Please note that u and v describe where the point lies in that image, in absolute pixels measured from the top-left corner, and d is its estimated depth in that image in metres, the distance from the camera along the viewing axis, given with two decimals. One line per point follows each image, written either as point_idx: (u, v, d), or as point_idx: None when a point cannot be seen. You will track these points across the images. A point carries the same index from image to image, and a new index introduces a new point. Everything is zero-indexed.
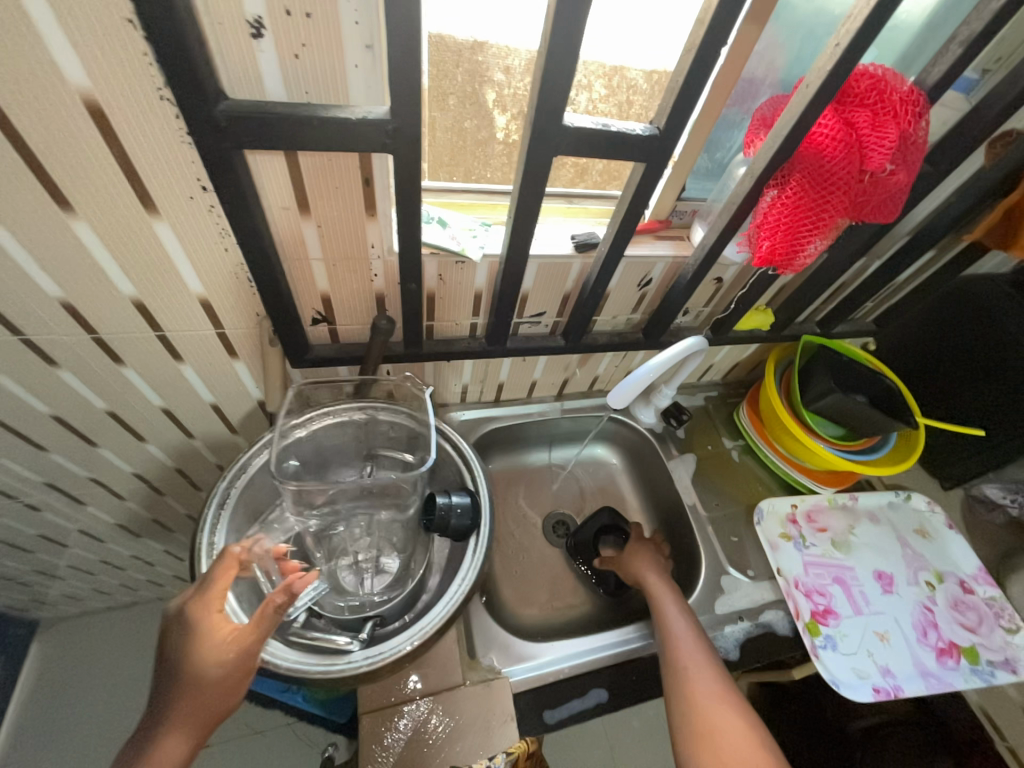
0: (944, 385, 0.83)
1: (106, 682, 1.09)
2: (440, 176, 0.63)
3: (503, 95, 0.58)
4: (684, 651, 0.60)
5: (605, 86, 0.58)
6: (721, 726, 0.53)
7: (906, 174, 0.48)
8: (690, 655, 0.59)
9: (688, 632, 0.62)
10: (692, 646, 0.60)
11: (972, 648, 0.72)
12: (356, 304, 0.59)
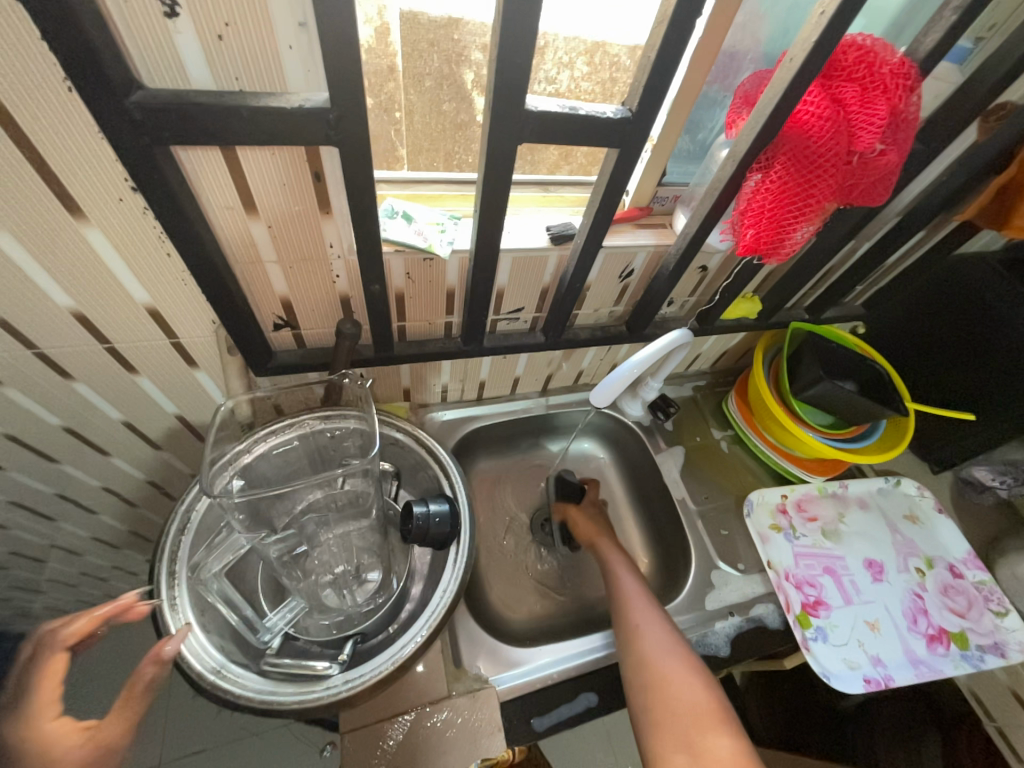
0: (934, 369, 0.81)
1: None
2: (421, 163, 0.59)
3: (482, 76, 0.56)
4: (637, 612, 0.64)
5: (588, 63, 0.54)
6: (671, 677, 0.57)
7: (897, 153, 0.45)
8: (642, 616, 0.64)
9: (642, 596, 0.67)
10: (645, 607, 0.65)
11: (962, 633, 0.72)
12: (320, 307, 0.56)
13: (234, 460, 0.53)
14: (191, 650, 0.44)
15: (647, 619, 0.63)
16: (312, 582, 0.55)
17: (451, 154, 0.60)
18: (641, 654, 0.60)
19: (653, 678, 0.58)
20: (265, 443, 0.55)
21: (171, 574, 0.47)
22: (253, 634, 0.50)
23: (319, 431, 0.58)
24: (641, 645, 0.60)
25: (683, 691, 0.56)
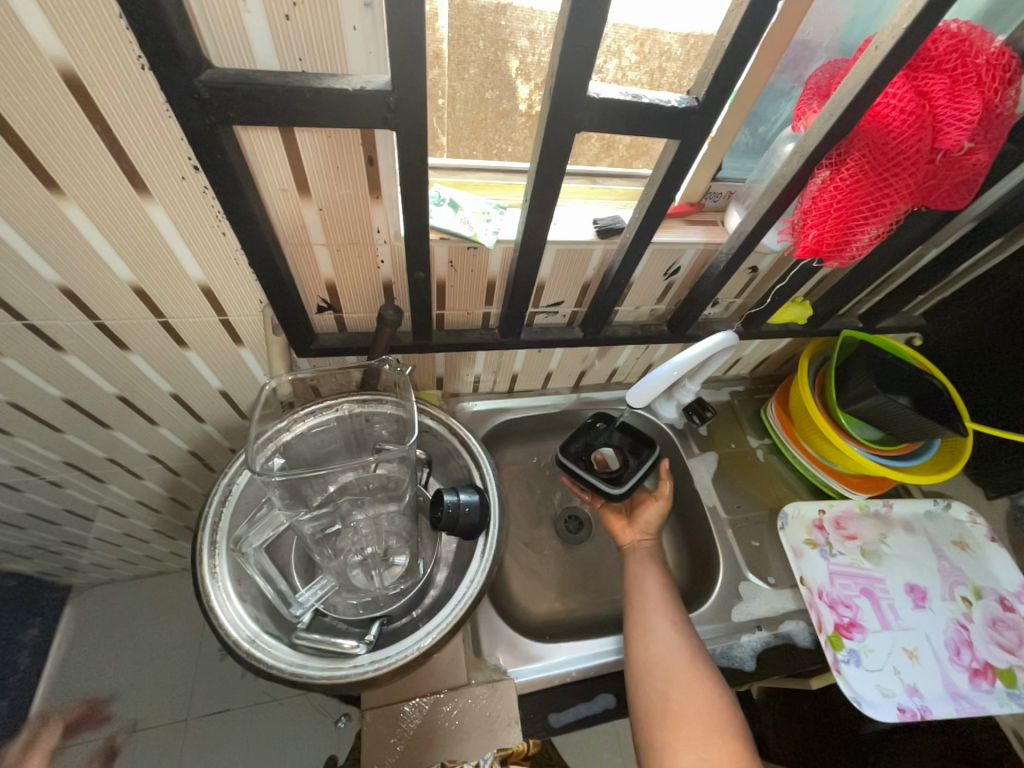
0: (1000, 387, 0.76)
1: None
2: (460, 151, 0.58)
3: (526, 63, 0.51)
4: (657, 606, 0.64)
5: (636, 53, 0.52)
6: (689, 675, 0.57)
7: (986, 152, 0.41)
8: (662, 610, 0.63)
9: (662, 590, 0.66)
10: (665, 602, 0.64)
11: (1010, 670, 0.67)
12: (363, 292, 0.56)
13: (274, 438, 0.55)
14: (228, 617, 0.45)
15: (668, 615, 0.62)
16: (342, 561, 0.56)
17: (491, 144, 0.58)
18: (658, 648, 0.59)
19: (669, 673, 0.57)
20: (304, 423, 0.57)
21: (213, 543, 0.48)
22: (285, 607, 0.51)
23: (356, 414, 0.59)
24: (660, 639, 0.60)
25: (699, 690, 0.56)
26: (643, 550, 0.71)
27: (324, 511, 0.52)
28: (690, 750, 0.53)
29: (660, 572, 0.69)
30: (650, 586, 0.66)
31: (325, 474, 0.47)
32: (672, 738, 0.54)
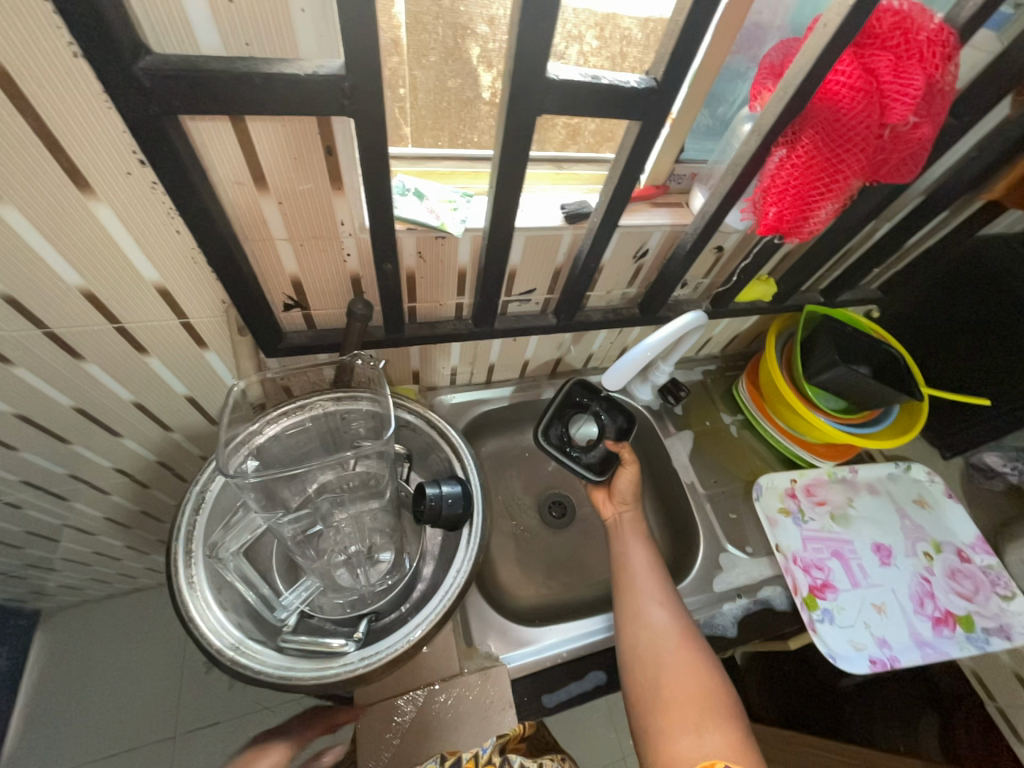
0: (952, 352, 0.80)
1: (100, 680, 1.03)
2: (425, 141, 0.57)
3: (487, 50, 0.51)
4: (647, 591, 0.64)
5: (597, 37, 0.51)
6: (679, 660, 0.58)
7: (930, 127, 0.43)
8: (651, 595, 0.64)
9: (652, 573, 0.66)
10: (655, 586, 0.65)
11: (968, 617, 0.72)
12: (330, 287, 0.55)
13: (248, 441, 0.53)
14: (209, 627, 0.44)
15: (658, 600, 0.63)
16: (328, 563, 0.56)
17: (456, 133, 0.57)
18: (649, 634, 0.60)
19: (660, 660, 0.58)
20: (278, 425, 0.55)
21: (187, 553, 0.47)
22: (269, 611, 0.51)
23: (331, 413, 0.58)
24: (651, 625, 0.61)
25: (690, 675, 0.58)
26: (630, 531, 0.72)
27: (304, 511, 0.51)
28: (684, 737, 0.54)
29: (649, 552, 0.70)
30: (639, 570, 0.67)
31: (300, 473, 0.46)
32: (667, 723, 0.55)
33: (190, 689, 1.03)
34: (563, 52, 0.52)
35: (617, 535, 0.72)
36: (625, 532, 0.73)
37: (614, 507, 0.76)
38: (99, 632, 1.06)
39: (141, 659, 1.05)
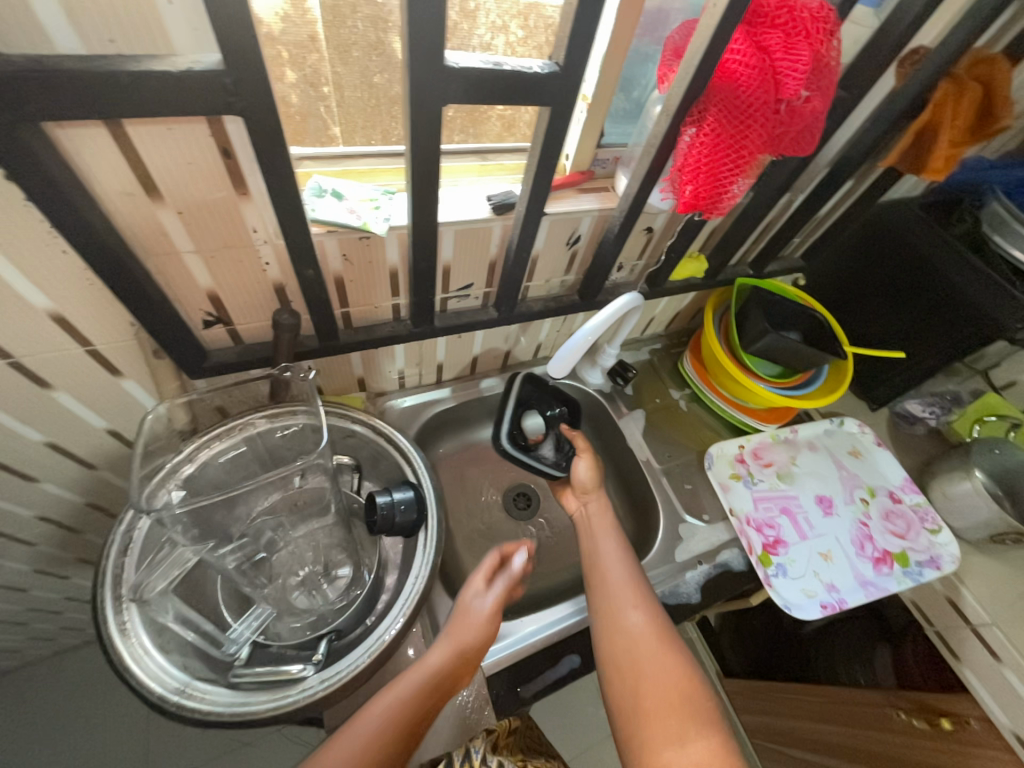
0: (869, 311, 0.86)
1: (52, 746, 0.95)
2: (358, 141, 0.53)
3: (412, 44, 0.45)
4: (621, 594, 0.64)
5: (522, 27, 0.49)
6: (657, 666, 0.58)
7: (821, 100, 0.46)
8: (627, 598, 0.63)
9: (625, 574, 0.66)
10: (629, 587, 0.65)
11: (903, 553, 0.78)
12: (253, 299, 0.52)
13: (174, 474, 0.50)
14: (149, 673, 0.41)
15: (633, 603, 0.63)
16: (281, 587, 0.53)
17: (390, 130, 0.53)
18: (625, 641, 0.60)
19: (638, 667, 0.58)
20: (210, 451, 0.53)
21: (117, 600, 0.43)
22: (217, 648, 0.48)
23: (266, 433, 0.55)
24: (627, 631, 0.60)
25: (669, 680, 0.57)
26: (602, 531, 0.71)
27: (248, 535, 0.49)
28: (667, 747, 0.53)
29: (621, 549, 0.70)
30: (613, 572, 0.66)
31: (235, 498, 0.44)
32: (648, 734, 0.54)
33: (159, 738, 0.97)
34: (490, 44, 0.50)
35: (587, 531, 0.72)
36: (592, 526, 0.73)
37: (578, 501, 0.77)
38: (45, 695, 0.97)
39: (96, 716, 0.97)
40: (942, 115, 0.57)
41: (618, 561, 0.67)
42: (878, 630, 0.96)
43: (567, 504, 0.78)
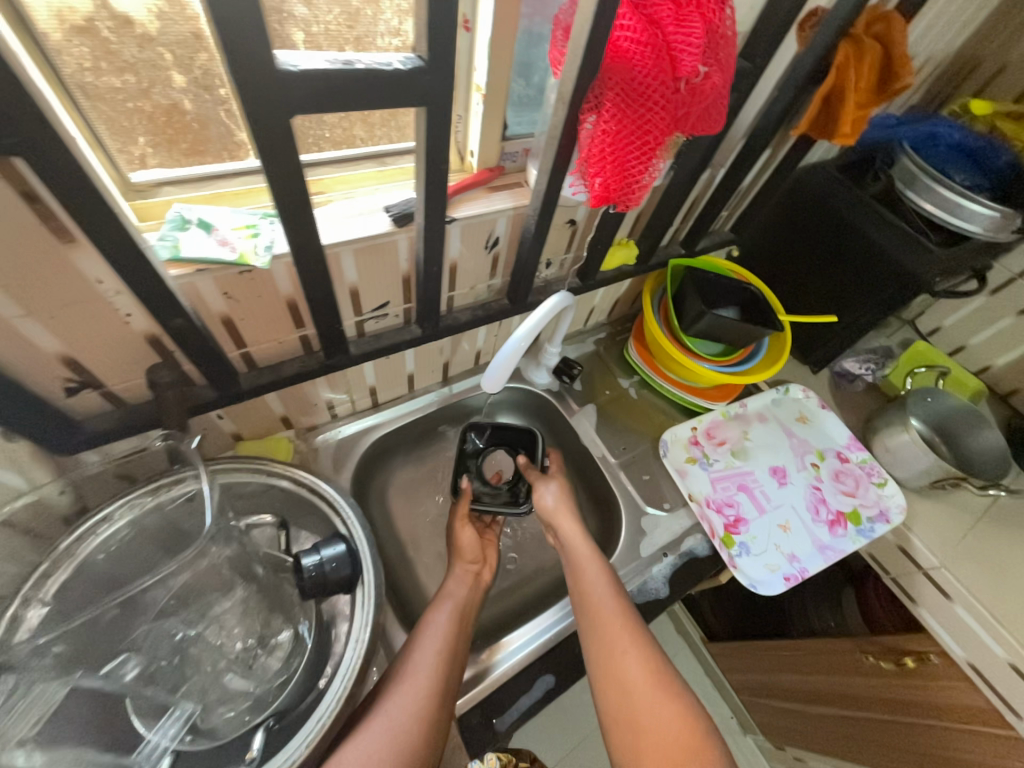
0: (800, 278, 0.86)
1: None
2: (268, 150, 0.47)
3: (314, 35, 0.40)
4: (612, 629, 0.59)
5: None
6: (657, 714, 0.53)
7: (720, 74, 0.42)
8: (618, 636, 0.58)
9: (613, 604, 0.61)
10: (619, 621, 0.60)
11: (855, 511, 0.80)
12: (122, 356, 0.45)
13: (40, 588, 0.41)
14: None
15: (626, 642, 0.58)
16: (206, 676, 0.46)
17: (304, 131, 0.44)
18: (620, 686, 0.56)
19: (637, 716, 0.54)
20: (89, 547, 0.44)
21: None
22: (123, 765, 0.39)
23: (157, 509, 0.47)
24: (621, 676, 0.56)
25: (670, 728, 0.52)
26: (584, 557, 0.67)
27: (151, 631, 0.44)
28: None
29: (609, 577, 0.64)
30: (601, 604, 0.61)
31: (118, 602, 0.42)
32: None
33: None
34: (397, 30, 0.43)
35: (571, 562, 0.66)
36: (577, 555, 0.67)
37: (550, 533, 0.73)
38: None
39: None
40: (847, 78, 0.56)
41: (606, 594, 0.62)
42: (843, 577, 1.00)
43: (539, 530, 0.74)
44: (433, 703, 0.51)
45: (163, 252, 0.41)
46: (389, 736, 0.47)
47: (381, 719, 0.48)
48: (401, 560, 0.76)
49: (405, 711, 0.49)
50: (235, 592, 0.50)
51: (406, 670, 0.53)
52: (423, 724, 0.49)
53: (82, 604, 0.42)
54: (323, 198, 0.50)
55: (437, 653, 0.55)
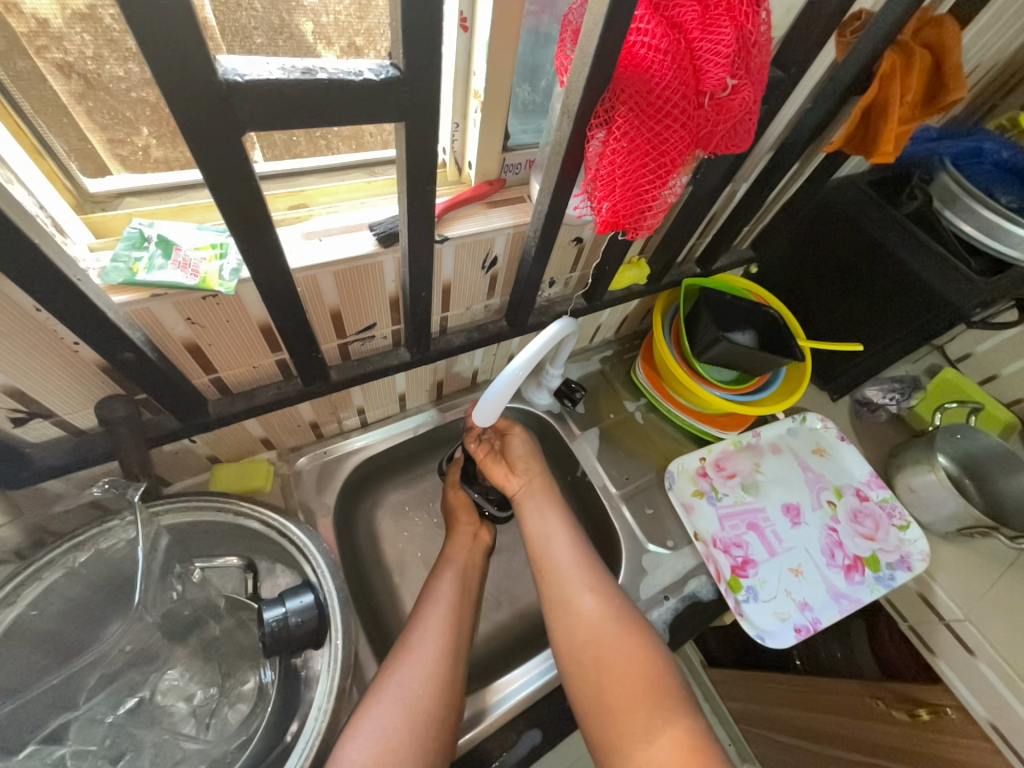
0: (825, 301, 0.80)
1: None
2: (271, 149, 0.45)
3: (323, 26, 0.38)
4: (573, 579, 0.61)
5: None
6: (618, 651, 0.55)
7: (750, 87, 0.37)
8: (577, 582, 0.61)
9: (573, 557, 0.63)
10: (579, 571, 0.62)
11: (873, 556, 0.74)
12: (68, 388, 0.41)
13: None
14: None
15: (585, 587, 0.60)
16: (156, 742, 0.42)
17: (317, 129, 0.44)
18: (581, 628, 0.57)
19: (598, 657, 0.55)
20: (17, 609, 0.39)
21: None
22: None
23: (97, 557, 0.43)
24: (579, 618, 0.58)
25: (631, 666, 0.54)
26: (544, 507, 0.69)
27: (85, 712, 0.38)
28: (636, 747, 0.50)
29: (568, 527, 0.67)
30: (561, 556, 0.64)
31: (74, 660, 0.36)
32: (614, 733, 0.51)
33: None
34: None
35: (529, 512, 0.68)
36: (536, 506, 0.69)
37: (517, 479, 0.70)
38: None
39: None
40: (892, 90, 0.50)
41: (568, 547, 0.64)
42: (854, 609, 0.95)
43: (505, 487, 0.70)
44: (441, 666, 0.53)
45: (115, 277, 0.37)
46: (403, 706, 0.49)
47: (392, 692, 0.50)
48: (385, 591, 0.72)
49: (417, 678, 0.51)
50: (181, 648, 0.47)
51: (414, 640, 0.55)
52: (434, 684, 0.51)
53: (19, 673, 0.38)
54: (304, 212, 0.46)
55: (447, 623, 0.57)
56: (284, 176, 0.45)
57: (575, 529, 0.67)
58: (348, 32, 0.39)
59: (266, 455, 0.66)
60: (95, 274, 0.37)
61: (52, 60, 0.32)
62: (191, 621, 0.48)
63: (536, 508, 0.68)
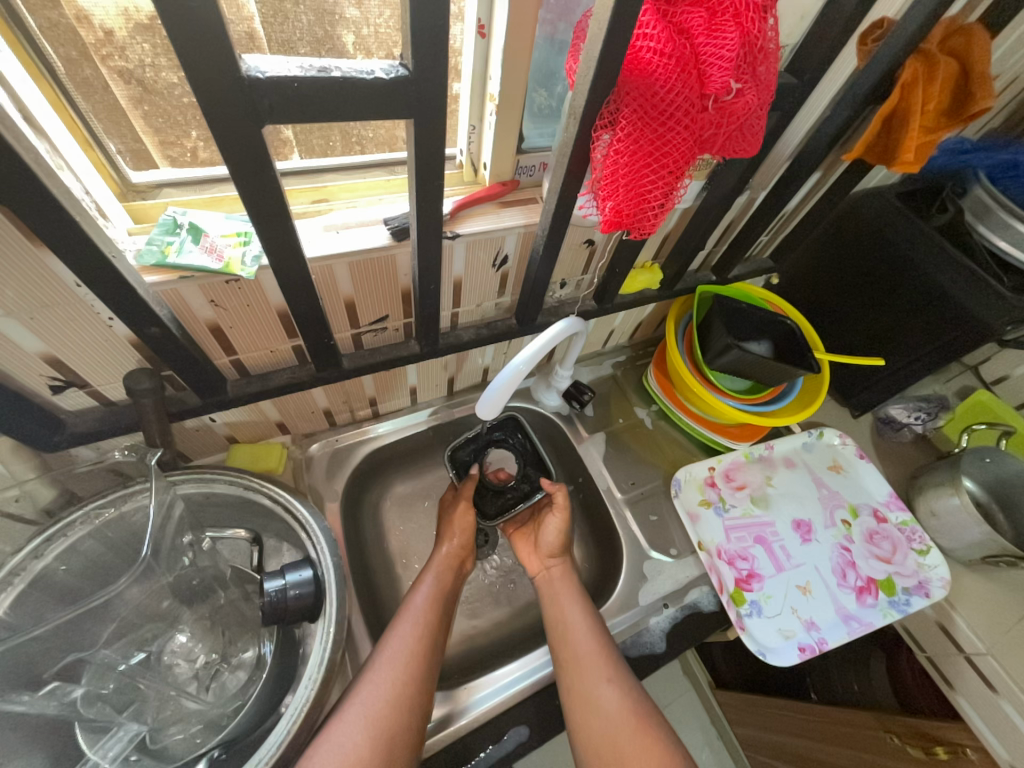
0: (848, 313, 0.78)
1: None
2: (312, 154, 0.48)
3: (364, 37, 0.41)
4: (591, 667, 0.57)
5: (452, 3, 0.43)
6: (635, 747, 0.53)
7: (755, 91, 0.38)
8: (600, 671, 0.56)
9: (594, 643, 0.59)
10: (598, 659, 0.57)
11: (888, 580, 0.71)
12: (105, 361, 0.45)
13: None
14: None
15: (606, 676, 0.56)
16: (160, 697, 0.46)
17: (349, 130, 0.48)
18: (601, 723, 0.53)
19: (619, 754, 0.52)
20: (45, 562, 0.43)
21: None
22: None
23: (119, 520, 0.46)
24: (602, 712, 0.54)
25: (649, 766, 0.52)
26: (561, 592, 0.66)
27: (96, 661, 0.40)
28: None
29: (587, 609, 0.63)
30: (582, 643, 0.59)
31: (95, 617, 0.38)
32: None
33: None
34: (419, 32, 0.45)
35: (548, 596, 0.66)
36: (554, 589, 0.67)
37: (540, 563, 0.71)
38: None
39: None
40: (913, 98, 0.49)
41: (584, 624, 0.61)
42: (873, 636, 0.88)
43: (530, 568, 0.72)
44: (409, 694, 0.52)
45: (150, 259, 0.40)
46: (366, 721, 0.49)
47: (355, 708, 0.50)
48: (386, 581, 0.73)
49: (380, 696, 0.51)
50: (190, 612, 0.50)
51: (383, 656, 0.54)
52: (397, 698, 0.51)
53: (35, 615, 0.41)
54: (325, 206, 0.48)
55: (417, 641, 0.56)
56: (312, 175, 0.49)
57: (594, 614, 0.62)
58: (387, 42, 0.42)
59: (281, 439, 0.69)
60: (132, 255, 0.40)
61: (114, 67, 0.36)
62: (201, 588, 0.51)
63: (556, 591, 0.66)
